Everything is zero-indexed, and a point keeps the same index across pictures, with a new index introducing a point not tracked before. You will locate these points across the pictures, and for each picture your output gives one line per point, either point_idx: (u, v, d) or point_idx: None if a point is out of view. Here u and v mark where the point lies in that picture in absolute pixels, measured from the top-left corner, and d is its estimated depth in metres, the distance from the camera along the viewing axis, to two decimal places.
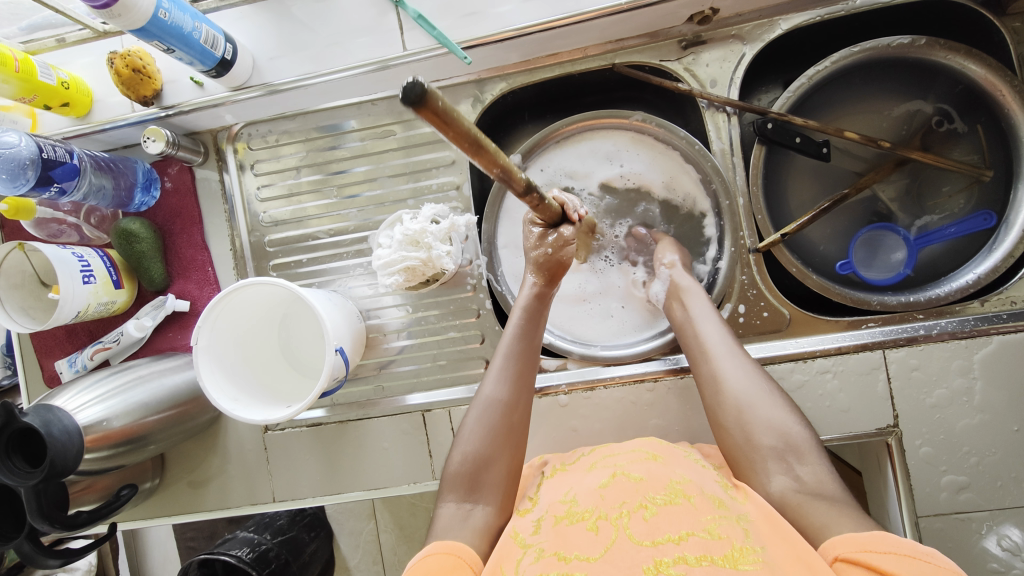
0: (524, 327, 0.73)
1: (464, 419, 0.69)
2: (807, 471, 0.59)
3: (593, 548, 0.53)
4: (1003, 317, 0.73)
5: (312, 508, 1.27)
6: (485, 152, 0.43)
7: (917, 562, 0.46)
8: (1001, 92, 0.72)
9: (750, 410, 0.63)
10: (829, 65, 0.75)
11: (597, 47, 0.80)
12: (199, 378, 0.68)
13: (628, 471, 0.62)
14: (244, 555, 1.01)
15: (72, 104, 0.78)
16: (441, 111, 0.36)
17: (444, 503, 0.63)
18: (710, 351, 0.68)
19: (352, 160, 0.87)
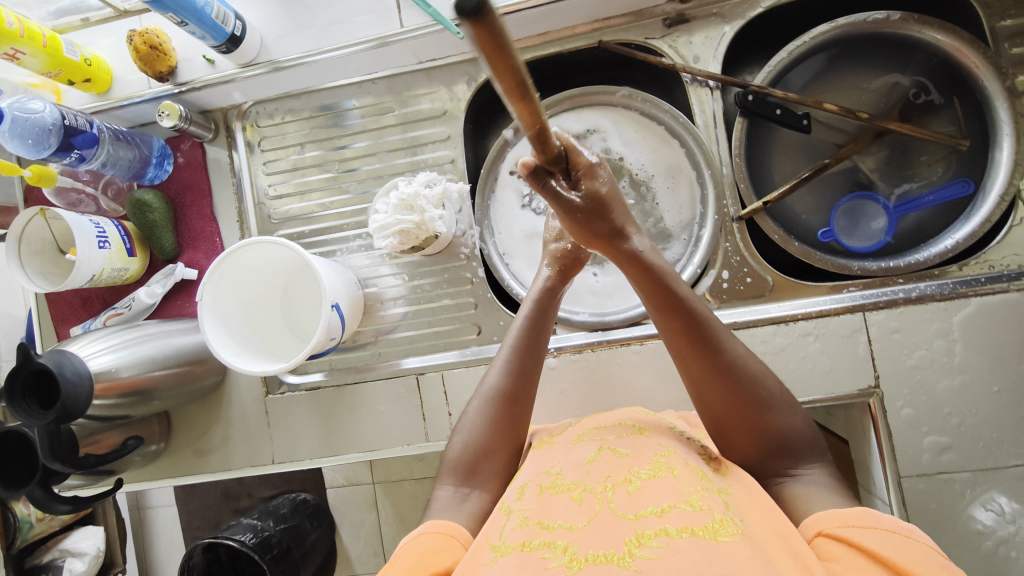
0: (533, 319, 0.74)
1: (466, 412, 0.72)
2: (805, 470, 0.60)
3: (577, 518, 0.55)
4: (981, 281, 0.75)
5: (314, 497, 1.29)
6: (530, 102, 0.40)
7: (896, 536, 0.48)
8: (973, 62, 0.76)
9: (758, 415, 0.61)
10: (807, 41, 0.79)
11: (585, 26, 0.84)
12: (212, 343, 0.72)
13: (615, 446, 0.64)
14: (247, 540, 1.04)
15: (94, 80, 0.84)
16: (498, 32, 0.32)
17: (443, 486, 0.67)
18: (688, 350, 0.63)
19: (353, 136, 0.92)
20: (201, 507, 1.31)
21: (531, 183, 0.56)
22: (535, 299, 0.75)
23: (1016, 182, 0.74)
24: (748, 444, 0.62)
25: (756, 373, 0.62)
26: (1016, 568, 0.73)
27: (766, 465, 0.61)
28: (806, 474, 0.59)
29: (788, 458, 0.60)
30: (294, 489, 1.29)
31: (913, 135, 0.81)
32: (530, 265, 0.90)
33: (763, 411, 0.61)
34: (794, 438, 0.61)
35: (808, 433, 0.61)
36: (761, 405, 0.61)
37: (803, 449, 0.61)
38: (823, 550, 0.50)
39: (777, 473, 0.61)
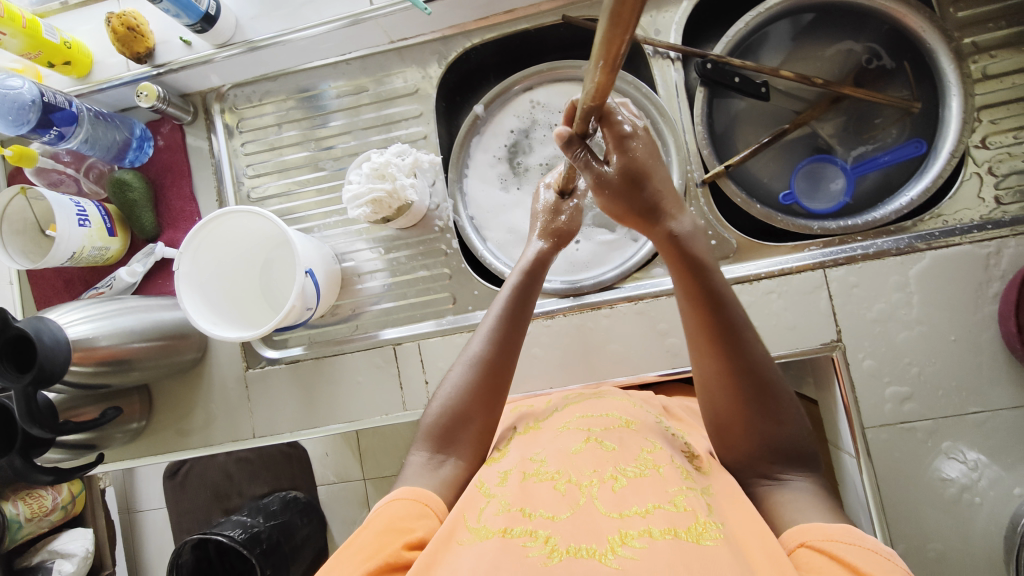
0: (519, 293, 0.73)
1: (446, 376, 0.72)
2: (794, 477, 0.60)
3: (558, 508, 0.56)
4: (936, 235, 0.77)
5: (306, 494, 1.28)
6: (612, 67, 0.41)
7: (878, 556, 0.49)
8: (919, 27, 0.79)
9: (763, 418, 0.60)
10: (763, 11, 0.83)
11: (550, 3, 0.87)
12: (190, 317, 0.73)
13: (602, 439, 0.64)
14: (236, 536, 1.04)
15: (73, 63, 0.86)
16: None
17: (417, 453, 0.68)
18: (703, 348, 0.62)
19: (330, 115, 0.95)
20: (191, 509, 1.29)
21: (566, 151, 0.58)
22: (524, 270, 0.74)
23: (964, 141, 0.77)
24: (742, 444, 0.62)
25: (769, 382, 0.60)
26: (981, 514, 0.74)
27: (751, 467, 0.63)
28: (792, 481, 0.60)
29: (779, 463, 0.61)
30: (285, 486, 1.28)
31: (868, 100, 0.83)
32: (503, 236, 0.92)
33: (766, 416, 0.60)
34: (789, 445, 0.61)
35: (806, 442, 0.61)
36: (766, 412, 0.61)
37: (795, 455, 0.61)
38: (803, 560, 0.51)
39: (763, 474, 0.62)
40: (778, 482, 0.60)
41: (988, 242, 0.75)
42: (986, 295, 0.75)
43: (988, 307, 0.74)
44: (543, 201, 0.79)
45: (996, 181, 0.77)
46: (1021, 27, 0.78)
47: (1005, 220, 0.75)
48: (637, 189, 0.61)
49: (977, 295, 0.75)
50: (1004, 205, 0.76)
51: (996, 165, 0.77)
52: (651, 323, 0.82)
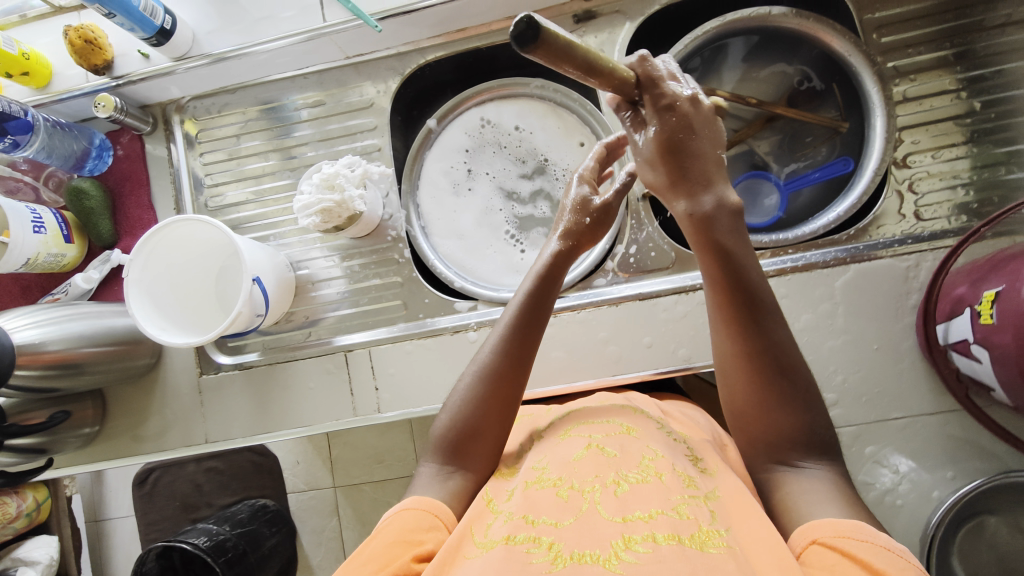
0: (531, 300, 0.69)
1: (455, 387, 0.70)
2: (809, 466, 0.58)
3: (562, 515, 0.55)
4: (861, 248, 0.81)
5: (276, 503, 1.25)
6: (594, 73, 0.53)
7: (890, 553, 0.48)
8: (847, 51, 0.83)
9: (776, 401, 0.60)
10: (701, 34, 0.86)
11: (500, 22, 0.91)
12: (138, 324, 0.74)
13: (603, 444, 0.64)
14: (201, 543, 1.06)
15: (32, 74, 0.88)
16: (546, 44, 0.47)
17: (426, 464, 0.67)
18: (721, 324, 0.62)
19: (290, 127, 0.97)
20: (160, 519, 1.26)
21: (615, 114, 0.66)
22: (542, 275, 0.71)
23: (888, 159, 0.81)
24: (753, 428, 0.62)
25: (783, 365, 0.60)
26: (902, 516, 0.77)
27: (763, 453, 0.61)
28: (808, 468, 0.58)
29: (793, 451, 0.59)
30: (254, 495, 1.26)
31: (800, 118, 0.89)
32: (456, 246, 0.95)
33: (774, 400, 0.60)
34: (805, 432, 0.59)
35: (822, 431, 0.60)
36: (784, 396, 0.60)
37: (806, 443, 0.59)
38: (814, 559, 0.49)
39: (779, 461, 0.60)
40: (793, 468, 0.59)
41: (907, 256, 0.79)
42: (906, 306, 0.78)
43: (908, 317, 0.78)
44: (573, 197, 0.75)
45: (916, 198, 0.81)
46: (941, 52, 0.82)
47: (925, 235, 0.80)
48: (673, 161, 0.61)
49: (897, 306, 0.78)
50: (923, 220, 0.80)
51: (916, 182, 0.81)
52: (592, 331, 0.85)
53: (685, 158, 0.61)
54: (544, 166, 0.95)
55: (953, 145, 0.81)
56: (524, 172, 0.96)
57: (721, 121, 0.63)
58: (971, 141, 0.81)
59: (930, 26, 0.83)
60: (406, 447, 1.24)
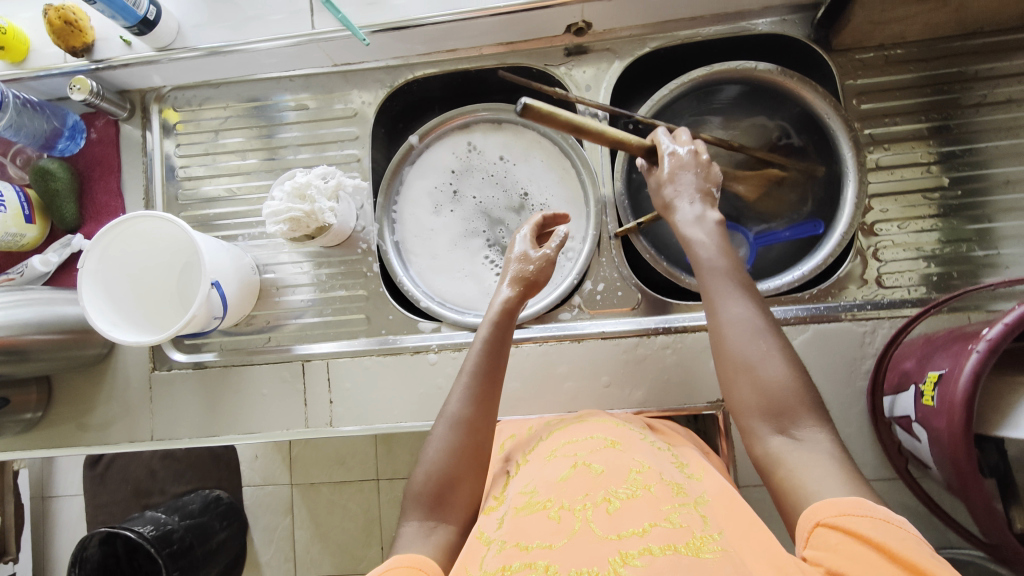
0: (490, 345, 0.74)
1: (428, 438, 0.69)
2: (804, 432, 0.58)
3: (555, 537, 0.53)
4: (821, 309, 0.82)
5: (230, 495, 1.22)
6: (586, 133, 0.71)
7: (891, 526, 0.48)
8: (827, 113, 0.85)
9: (764, 364, 0.61)
10: (686, 81, 0.87)
11: (491, 48, 0.91)
12: (88, 316, 0.72)
13: (590, 462, 0.62)
14: (146, 532, 1.04)
15: (7, 48, 0.86)
16: (539, 114, 0.66)
17: (407, 521, 0.64)
18: (715, 299, 0.67)
19: (274, 127, 0.96)
20: (109, 503, 1.23)
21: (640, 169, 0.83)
22: (496, 320, 0.76)
23: (856, 222, 0.82)
24: (747, 399, 0.62)
25: (764, 330, 0.63)
26: None
27: (761, 425, 0.61)
28: (804, 437, 0.58)
29: (787, 419, 0.59)
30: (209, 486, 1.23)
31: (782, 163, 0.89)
32: (428, 266, 0.95)
33: (761, 365, 0.62)
34: (796, 396, 0.60)
35: (814, 396, 0.60)
36: (772, 360, 0.62)
37: (799, 408, 0.60)
38: (818, 540, 0.50)
39: (777, 433, 0.59)
40: (791, 439, 0.59)
41: (864, 321, 0.80)
42: (859, 371, 0.79)
43: (860, 382, 0.79)
44: (519, 250, 0.82)
45: (879, 264, 0.82)
46: (918, 125, 0.84)
47: (884, 302, 0.81)
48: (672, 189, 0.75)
49: (850, 370, 0.79)
50: (885, 287, 0.82)
51: (881, 249, 0.83)
52: (552, 365, 0.85)
53: (673, 184, 0.76)
54: (525, 201, 0.95)
55: (922, 216, 0.83)
56: (503, 200, 0.96)
57: (715, 164, 0.77)
58: (939, 215, 0.82)
59: (911, 97, 0.84)
60: (364, 454, 1.22)
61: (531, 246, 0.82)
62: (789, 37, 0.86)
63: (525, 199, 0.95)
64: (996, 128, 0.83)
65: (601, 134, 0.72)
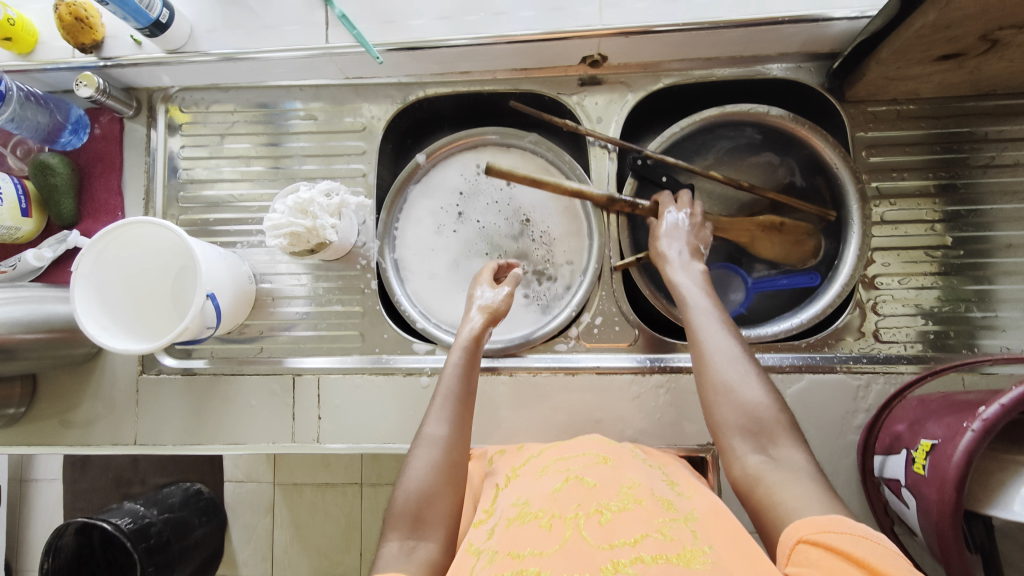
0: (463, 371, 0.75)
1: (408, 459, 0.68)
2: (781, 450, 0.58)
3: (547, 544, 0.53)
4: (817, 359, 0.82)
5: (211, 490, 1.21)
6: (548, 185, 0.81)
7: (871, 542, 0.46)
8: (835, 162, 0.85)
9: (742, 383, 0.63)
10: (698, 121, 0.87)
11: (505, 72, 0.90)
12: (78, 318, 0.71)
13: (582, 476, 0.63)
14: (124, 525, 1.01)
15: (15, 40, 0.84)
16: (500, 173, 0.80)
17: (387, 542, 0.62)
18: (698, 327, 0.68)
19: (282, 136, 0.95)
20: (88, 496, 1.22)
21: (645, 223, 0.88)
22: (467, 347, 0.76)
23: (857, 275, 0.83)
24: (724, 420, 0.62)
25: (741, 356, 0.65)
26: None
27: (740, 444, 0.60)
28: (781, 456, 0.58)
29: (764, 437, 0.59)
30: (191, 480, 1.21)
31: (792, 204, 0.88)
32: (425, 286, 0.94)
33: (739, 386, 0.63)
34: (772, 416, 0.61)
35: (791, 421, 0.61)
36: (749, 382, 0.63)
37: (778, 429, 0.60)
38: (799, 558, 0.48)
39: (755, 453, 0.59)
40: (768, 458, 0.58)
41: (859, 375, 0.80)
42: (851, 425, 0.79)
43: (851, 436, 0.78)
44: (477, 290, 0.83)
45: (878, 318, 0.82)
46: (926, 181, 0.84)
47: (880, 357, 0.81)
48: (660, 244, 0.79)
49: (842, 424, 0.79)
50: (882, 341, 0.82)
51: (881, 303, 0.83)
52: (544, 397, 0.85)
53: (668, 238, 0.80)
54: (526, 227, 0.95)
55: (922, 274, 0.83)
56: (503, 226, 0.95)
57: (707, 227, 0.82)
58: (940, 273, 0.82)
59: (920, 154, 0.85)
60: (350, 461, 1.21)
61: (487, 284, 0.82)
62: (804, 85, 0.87)
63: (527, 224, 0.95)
64: (1002, 191, 0.83)
65: (562, 187, 0.81)
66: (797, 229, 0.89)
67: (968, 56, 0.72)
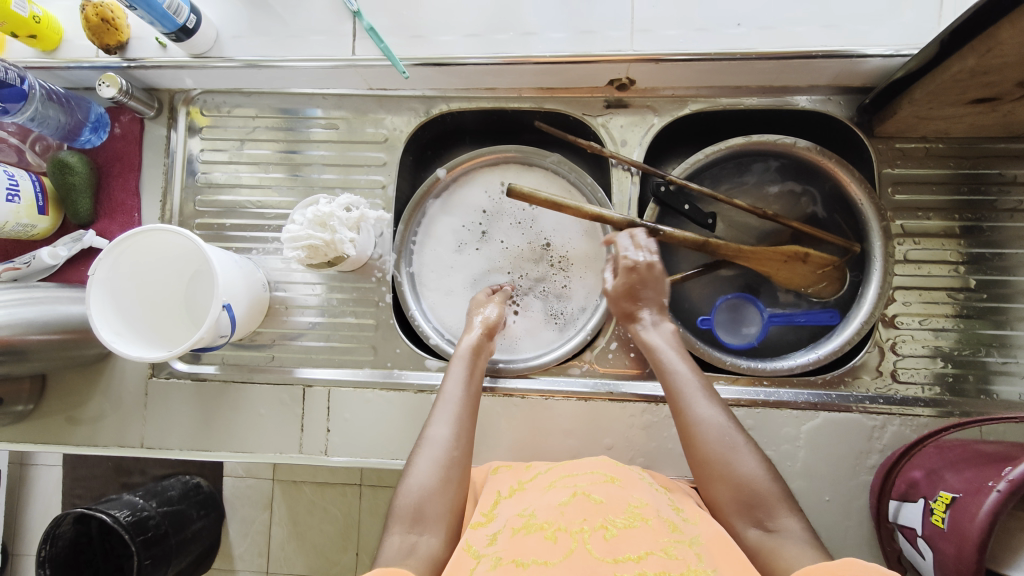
0: (467, 380, 0.76)
1: (413, 457, 0.69)
2: (778, 523, 0.58)
3: (551, 554, 0.53)
4: (832, 397, 0.81)
5: (210, 484, 1.20)
6: (566, 208, 0.80)
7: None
8: (860, 197, 0.84)
9: (732, 457, 0.63)
10: (723, 148, 0.86)
11: (530, 91, 0.90)
12: (94, 324, 0.71)
13: (589, 492, 0.61)
14: (121, 517, 0.98)
15: (40, 38, 0.84)
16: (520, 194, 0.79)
17: (389, 535, 0.62)
18: (681, 402, 0.68)
19: (303, 143, 0.94)
20: (88, 487, 1.22)
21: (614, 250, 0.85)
22: (466, 359, 0.78)
23: (878, 313, 0.82)
24: (719, 497, 0.63)
25: (727, 428, 0.65)
26: None
27: (739, 519, 0.61)
28: (780, 529, 0.58)
29: (761, 511, 0.60)
30: (190, 473, 1.20)
31: (814, 237, 0.87)
32: (440, 301, 0.94)
33: (728, 462, 0.63)
34: (763, 488, 0.61)
35: (783, 488, 0.61)
36: (735, 456, 0.63)
37: (773, 499, 0.60)
38: None
39: (755, 526, 0.60)
40: (767, 531, 0.59)
41: (875, 415, 0.79)
42: (864, 466, 0.78)
43: (864, 476, 0.77)
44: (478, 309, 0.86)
45: (897, 358, 0.82)
46: (950, 222, 0.83)
47: (896, 398, 0.80)
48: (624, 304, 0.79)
49: (855, 464, 0.78)
50: (899, 381, 0.81)
51: (900, 343, 0.82)
52: (555, 422, 0.84)
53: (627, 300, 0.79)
54: (547, 248, 0.94)
55: (942, 315, 0.82)
56: (526, 249, 0.94)
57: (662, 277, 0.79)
58: (959, 316, 0.82)
59: (945, 193, 0.84)
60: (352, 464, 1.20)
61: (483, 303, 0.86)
62: (832, 117, 0.86)
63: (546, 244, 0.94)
64: None
65: (581, 211, 0.80)
66: (822, 260, 0.85)
67: (1003, 100, 0.71)
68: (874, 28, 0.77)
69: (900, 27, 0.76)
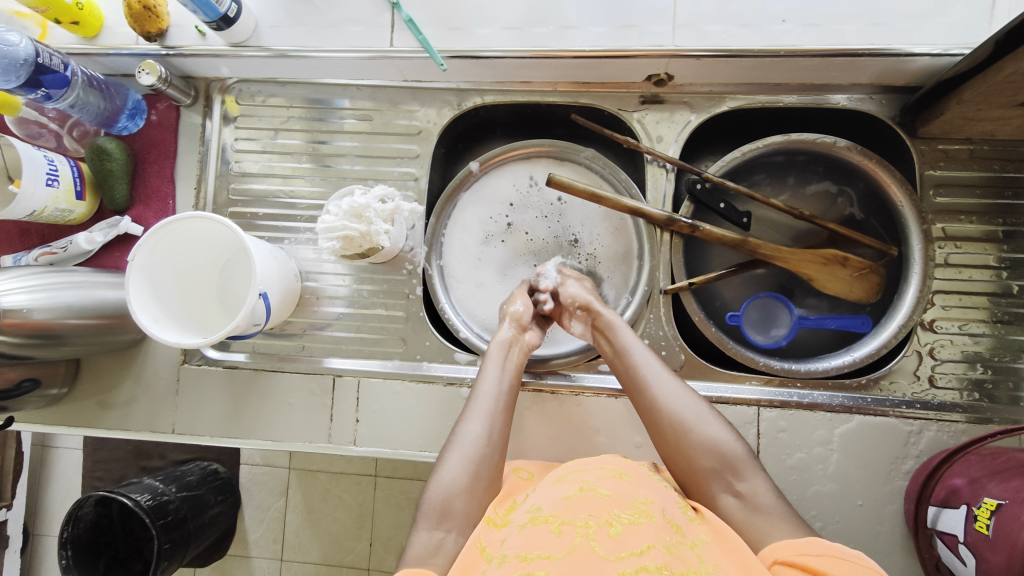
0: (502, 373, 0.76)
1: (442, 454, 0.69)
2: (745, 485, 0.63)
3: (556, 548, 0.51)
4: (867, 401, 0.80)
5: (227, 469, 1.21)
6: (603, 200, 0.80)
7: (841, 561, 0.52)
8: (899, 198, 0.82)
9: (694, 428, 0.67)
10: (762, 146, 0.85)
11: (565, 84, 0.89)
12: (132, 309, 0.71)
13: (597, 486, 0.61)
14: (142, 501, 0.98)
15: (82, 24, 0.84)
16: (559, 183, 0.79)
17: (417, 531, 0.62)
18: (648, 379, 0.71)
19: (335, 134, 0.94)
20: (112, 471, 1.23)
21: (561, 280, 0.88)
22: (496, 352, 0.78)
23: (917, 317, 0.80)
24: (687, 468, 0.66)
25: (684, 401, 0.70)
26: None
27: (711, 485, 0.64)
28: (746, 489, 0.63)
29: (728, 475, 0.64)
30: (209, 458, 1.21)
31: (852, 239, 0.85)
32: (469, 295, 0.94)
33: (690, 433, 0.67)
34: (726, 452, 0.65)
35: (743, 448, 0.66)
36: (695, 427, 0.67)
37: (739, 460, 0.65)
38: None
39: (725, 492, 0.63)
40: (737, 496, 0.63)
41: (911, 420, 0.78)
42: (898, 471, 0.77)
43: (898, 482, 0.77)
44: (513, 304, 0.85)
45: (934, 362, 0.80)
46: (990, 226, 0.82)
47: (933, 403, 0.79)
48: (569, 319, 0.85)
49: (889, 469, 0.77)
50: (936, 387, 0.80)
51: (937, 348, 0.81)
52: (585, 418, 0.84)
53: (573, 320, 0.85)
54: (574, 243, 0.94)
55: (981, 320, 0.81)
56: (554, 242, 0.95)
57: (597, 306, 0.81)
58: (998, 321, 0.80)
59: (986, 197, 0.82)
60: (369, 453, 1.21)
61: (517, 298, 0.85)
62: (873, 117, 0.84)
63: (577, 239, 0.94)
64: None
65: (620, 202, 0.80)
66: (859, 264, 0.84)
67: None
68: (922, 26, 0.75)
69: (950, 25, 0.75)
